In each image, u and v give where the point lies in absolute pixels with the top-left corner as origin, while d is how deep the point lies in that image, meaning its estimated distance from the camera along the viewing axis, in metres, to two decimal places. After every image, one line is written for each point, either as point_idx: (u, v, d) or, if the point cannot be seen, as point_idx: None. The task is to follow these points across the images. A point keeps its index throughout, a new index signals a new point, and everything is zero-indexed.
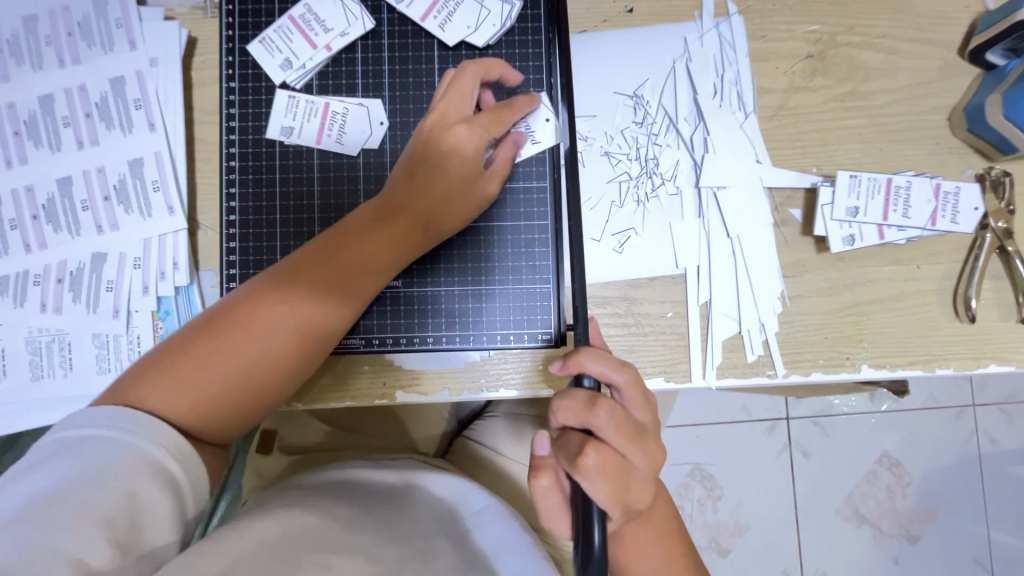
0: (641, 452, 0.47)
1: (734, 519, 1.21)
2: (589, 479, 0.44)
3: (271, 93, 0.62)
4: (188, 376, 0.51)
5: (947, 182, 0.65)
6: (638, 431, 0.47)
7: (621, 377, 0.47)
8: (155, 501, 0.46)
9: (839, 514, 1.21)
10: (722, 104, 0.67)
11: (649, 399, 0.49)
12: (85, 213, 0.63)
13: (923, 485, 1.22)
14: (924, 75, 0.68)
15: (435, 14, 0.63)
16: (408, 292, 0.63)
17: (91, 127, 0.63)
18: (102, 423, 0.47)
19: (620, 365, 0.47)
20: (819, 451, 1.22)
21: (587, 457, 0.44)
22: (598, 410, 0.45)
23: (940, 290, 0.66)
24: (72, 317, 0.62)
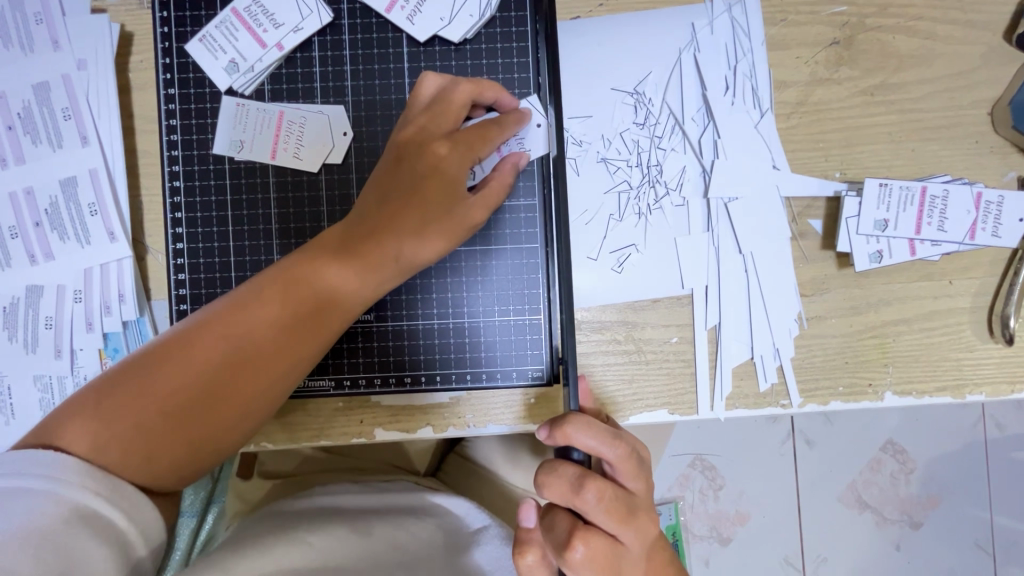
0: (634, 531, 0.43)
1: (735, 507, 1.18)
2: (575, 567, 0.42)
3: (216, 101, 0.55)
4: (122, 417, 0.45)
5: (989, 190, 0.58)
6: (633, 508, 0.43)
7: (613, 453, 0.42)
8: (96, 558, 0.41)
9: (840, 500, 1.18)
10: (735, 100, 0.59)
11: (643, 469, 0.44)
12: (15, 242, 0.55)
13: (927, 470, 1.19)
14: (965, 63, 0.59)
15: (403, 4, 0.54)
16: (382, 327, 0.57)
17: (15, 142, 0.55)
18: (35, 471, 0.41)
19: (611, 437, 0.43)
20: (822, 440, 1.18)
21: (574, 550, 0.41)
22: (586, 493, 0.41)
23: (974, 308, 0.59)
24: (10, 358, 0.56)
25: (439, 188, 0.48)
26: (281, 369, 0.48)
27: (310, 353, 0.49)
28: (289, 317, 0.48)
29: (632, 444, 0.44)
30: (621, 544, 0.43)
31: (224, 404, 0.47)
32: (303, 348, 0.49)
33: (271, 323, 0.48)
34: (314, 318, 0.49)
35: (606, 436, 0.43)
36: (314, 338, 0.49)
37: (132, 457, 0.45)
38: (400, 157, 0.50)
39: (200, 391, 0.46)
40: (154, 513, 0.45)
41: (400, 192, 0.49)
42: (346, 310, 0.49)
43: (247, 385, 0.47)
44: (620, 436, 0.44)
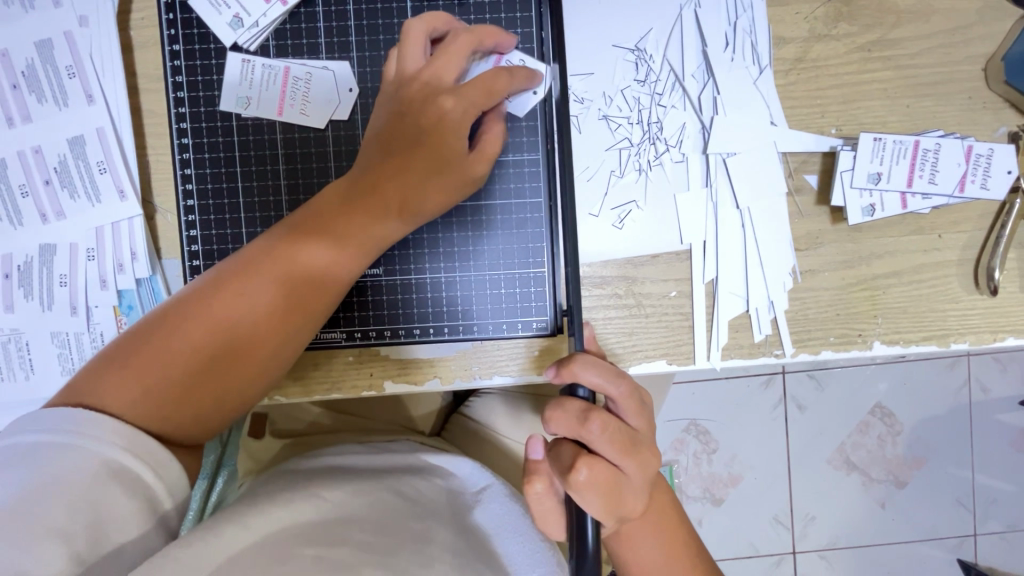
0: (633, 461, 0.46)
1: (728, 469, 1.22)
2: (581, 494, 0.43)
3: (221, 57, 0.55)
4: (146, 373, 0.47)
5: (980, 144, 0.59)
6: (636, 442, 0.46)
7: (617, 390, 0.45)
8: (125, 509, 0.43)
9: (829, 463, 1.23)
10: (734, 57, 0.60)
11: (643, 408, 0.47)
12: (26, 201, 0.56)
13: (912, 432, 1.23)
14: (961, 18, 0.60)
15: None
16: (391, 281, 0.59)
17: (20, 101, 0.56)
18: (63, 427, 0.44)
19: (616, 377, 0.45)
20: (814, 403, 1.22)
21: (579, 472, 0.43)
22: (591, 424, 0.44)
23: (961, 260, 0.61)
24: (27, 315, 0.57)
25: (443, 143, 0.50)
26: (295, 324, 0.50)
27: (322, 306, 0.51)
28: (298, 274, 0.50)
29: (635, 386, 0.47)
30: (622, 472, 0.45)
31: (242, 358, 0.49)
32: (314, 302, 0.51)
33: (280, 281, 0.49)
34: (322, 275, 0.50)
35: (612, 375, 0.46)
36: (324, 293, 0.51)
37: (159, 411, 0.47)
38: (400, 112, 0.51)
39: (218, 347, 0.48)
40: (177, 467, 0.47)
41: (402, 147, 0.50)
42: (353, 266, 0.51)
43: (263, 339, 0.50)
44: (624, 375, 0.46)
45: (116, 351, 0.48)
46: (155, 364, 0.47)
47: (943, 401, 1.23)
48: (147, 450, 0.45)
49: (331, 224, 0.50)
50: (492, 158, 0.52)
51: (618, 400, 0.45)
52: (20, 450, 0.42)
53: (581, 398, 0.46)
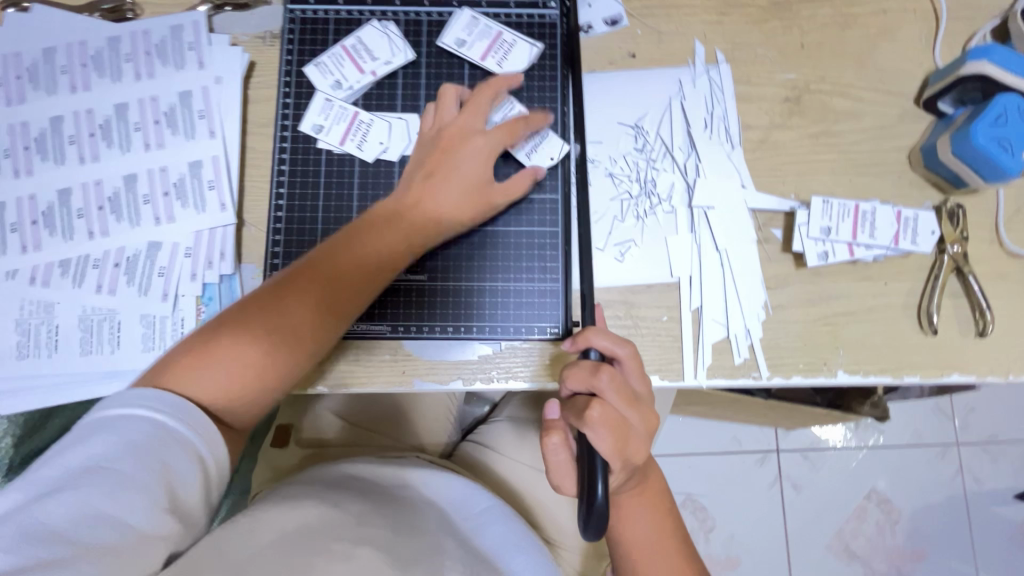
0: (640, 414, 0.50)
1: (727, 552, 1.34)
2: (595, 434, 0.48)
3: (310, 97, 0.71)
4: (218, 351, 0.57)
5: (907, 209, 0.73)
6: (639, 398, 0.51)
7: (623, 352, 0.51)
8: (189, 483, 0.51)
9: (830, 549, 1.35)
10: (712, 136, 0.77)
11: (644, 373, 0.53)
12: (146, 207, 0.70)
13: (910, 523, 1.36)
14: (886, 119, 0.78)
15: (494, 54, 0.73)
16: (433, 285, 0.70)
17: (158, 132, 0.72)
18: (163, 407, 0.52)
19: (621, 341, 0.52)
20: (808, 485, 1.37)
21: (593, 411, 0.48)
22: (603, 376, 0.49)
23: (906, 305, 0.74)
24: (126, 299, 0.69)
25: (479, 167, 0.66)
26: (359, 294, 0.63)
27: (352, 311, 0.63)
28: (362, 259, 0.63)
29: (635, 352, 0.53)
30: (631, 421, 0.50)
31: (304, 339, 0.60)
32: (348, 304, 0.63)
33: (330, 296, 0.62)
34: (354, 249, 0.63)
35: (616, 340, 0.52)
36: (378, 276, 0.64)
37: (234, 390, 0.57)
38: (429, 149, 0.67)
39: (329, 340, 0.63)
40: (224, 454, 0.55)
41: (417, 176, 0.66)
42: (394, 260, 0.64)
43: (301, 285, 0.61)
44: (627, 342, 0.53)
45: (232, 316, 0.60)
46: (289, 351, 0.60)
47: (940, 492, 1.38)
48: (197, 423, 0.54)
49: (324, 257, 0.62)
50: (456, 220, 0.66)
51: (625, 358, 0.50)
52: (122, 425, 0.50)
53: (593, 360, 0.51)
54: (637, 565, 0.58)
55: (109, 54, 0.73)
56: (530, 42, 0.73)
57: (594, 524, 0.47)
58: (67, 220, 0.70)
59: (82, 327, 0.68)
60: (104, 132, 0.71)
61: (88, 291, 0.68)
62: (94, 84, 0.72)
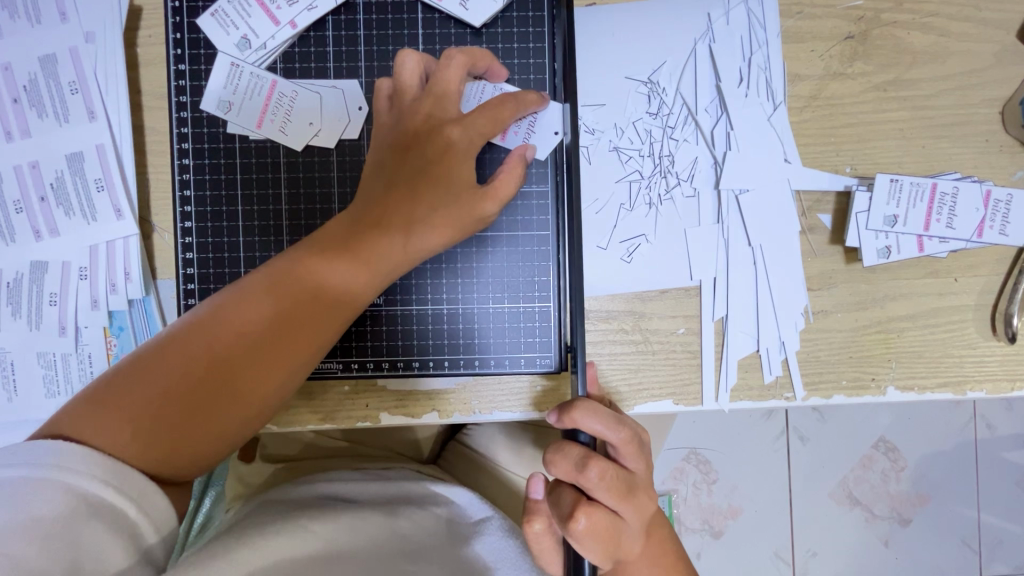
0: (634, 507, 0.42)
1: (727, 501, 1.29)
2: (579, 542, 0.40)
3: (211, 61, 0.54)
4: (134, 409, 0.45)
5: (998, 188, 0.58)
6: (634, 485, 0.42)
7: (618, 436, 0.41)
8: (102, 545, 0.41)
9: (832, 496, 1.29)
10: (749, 92, 0.59)
11: (645, 450, 0.43)
12: (19, 216, 0.55)
13: (916, 469, 1.29)
14: (978, 61, 0.59)
15: None
16: (392, 310, 0.57)
17: (20, 115, 0.54)
18: (45, 460, 0.41)
19: (615, 420, 0.41)
20: (815, 435, 1.29)
21: (579, 521, 0.40)
22: (590, 472, 0.40)
23: (978, 306, 0.60)
24: (14, 334, 0.55)
25: (462, 173, 0.49)
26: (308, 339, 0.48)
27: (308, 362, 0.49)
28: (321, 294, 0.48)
29: (634, 427, 0.43)
30: (623, 519, 0.41)
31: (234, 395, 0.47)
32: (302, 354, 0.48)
33: (273, 343, 0.47)
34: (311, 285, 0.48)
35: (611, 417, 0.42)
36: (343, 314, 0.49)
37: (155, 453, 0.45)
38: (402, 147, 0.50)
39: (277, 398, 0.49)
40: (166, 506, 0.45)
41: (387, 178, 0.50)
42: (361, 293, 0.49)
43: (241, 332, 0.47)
44: (624, 418, 0.42)
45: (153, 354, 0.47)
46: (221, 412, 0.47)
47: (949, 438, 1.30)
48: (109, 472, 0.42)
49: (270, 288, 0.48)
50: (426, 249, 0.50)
51: (618, 448, 0.40)
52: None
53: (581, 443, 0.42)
54: None
55: None
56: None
57: None
58: None
59: None
60: None
61: None
62: None
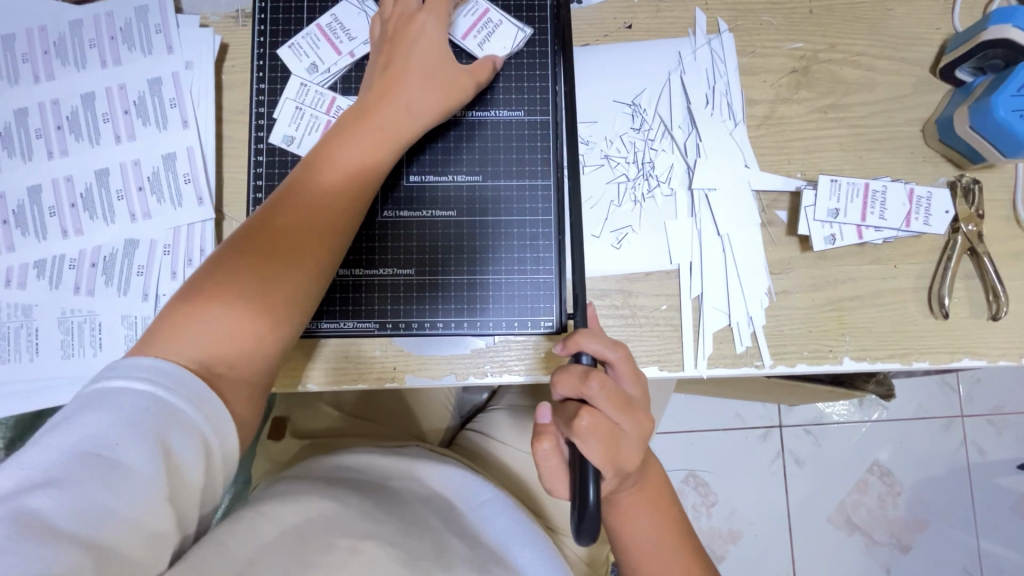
0: (632, 420, 0.48)
1: (728, 526, 1.35)
2: (583, 440, 0.46)
3: (285, 82, 0.68)
4: (177, 336, 0.50)
5: (920, 188, 0.70)
6: (632, 402, 0.49)
7: (615, 355, 0.50)
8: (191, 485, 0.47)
9: (831, 522, 1.35)
10: (714, 113, 0.72)
11: (639, 377, 0.51)
12: (120, 203, 0.67)
13: (912, 495, 1.36)
14: (900, 90, 0.73)
15: (476, 33, 0.68)
16: (421, 279, 0.67)
17: (129, 123, 0.68)
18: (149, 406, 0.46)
19: (612, 343, 0.50)
20: (811, 460, 1.37)
21: (581, 417, 0.46)
22: (592, 381, 0.47)
23: (916, 288, 0.71)
24: (105, 299, 0.66)
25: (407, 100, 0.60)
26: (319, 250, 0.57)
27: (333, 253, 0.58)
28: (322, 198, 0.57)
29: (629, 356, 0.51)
30: (622, 427, 0.47)
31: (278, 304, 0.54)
32: (325, 242, 0.57)
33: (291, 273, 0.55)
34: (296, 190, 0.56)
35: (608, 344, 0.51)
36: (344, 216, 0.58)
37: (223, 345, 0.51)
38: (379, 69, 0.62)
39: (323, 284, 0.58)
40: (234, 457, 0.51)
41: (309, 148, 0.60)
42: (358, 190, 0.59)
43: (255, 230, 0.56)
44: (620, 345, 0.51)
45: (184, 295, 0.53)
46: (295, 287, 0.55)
47: (942, 464, 1.37)
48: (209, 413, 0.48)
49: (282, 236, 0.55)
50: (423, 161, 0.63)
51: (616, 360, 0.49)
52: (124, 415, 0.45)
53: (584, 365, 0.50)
54: (640, 565, 0.57)
55: (72, 39, 0.69)
56: (518, 27, 0.68)
57: (587, 532, 0.45)
58: (39, 219, 0.67)
59: (63, 329, 0.66)
60: (71, 124, 0.68)
61: (66, 293, 0.66)
62: (58, 72, 0.68)
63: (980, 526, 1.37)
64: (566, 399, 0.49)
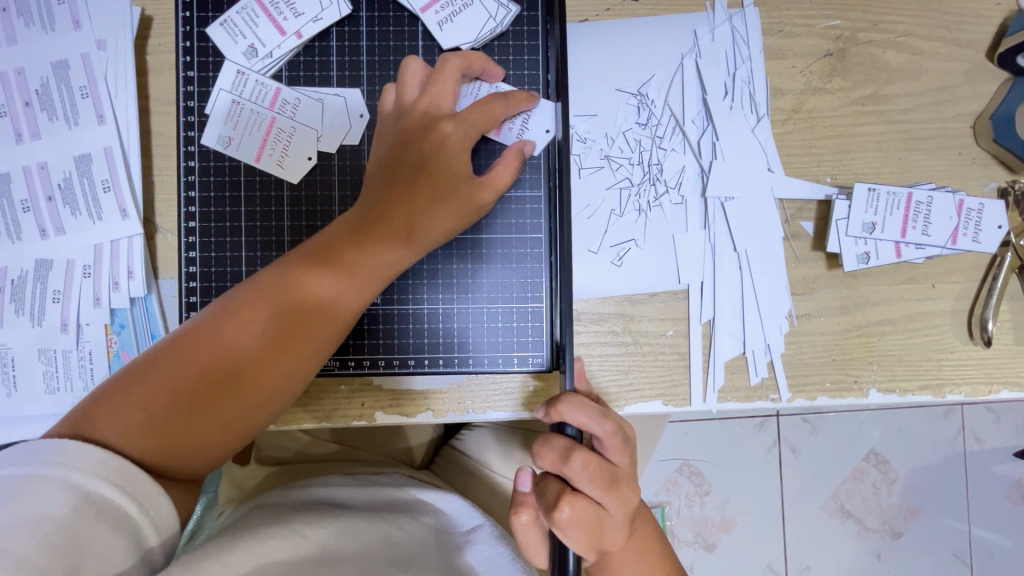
0: (618, 501, 0.42)
1: (721, 514, 1.31)
2: (564, 531, 0.40)
3: (220, 69, 0.56)
4: (138, 401, 0.46)
5: (970, 199, 0.61)
6: (620, 480, 0.42)
7: (602, 427, 0.42)
8: (104, 542, 0.41)
9: (825, 509, 1.31)
10: (733, 105, 0.62)
11: (630, 445, 0.44)
12: (26, 215, 0.56)
13: (907, 484, 1.32)
14: (949, 78, 0.62)
15: (438, 8, 0.56)
16: (388, 309, 0.58)
17: (32, 118, 0.56)
18: (49, 459, 0.42)
19: (601, 412, 0.42)
20: (807, 447, 1.32)
21: (561, 510, 0.39)
22: (574, 462, 0.40)
23: (955, 311, 0.62)
24: (16, 331, 0.56)
25: (430, 165, 0.50)
26: (306, 342, 0.50)
27: (309, 364, 0.51)
28: (311, 301, 0.50)
29: (620, 422, 0.43)
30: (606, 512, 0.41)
31: (249, 392, 0.49)
32: (311, 327, 0.50)
33: (263, 352, 0.49)
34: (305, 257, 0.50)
35: (597, 410, 0.42)
36: (333, 322, 0.50)
37: (166, 442, 0.46)
38: (401, 145, 0.52)
39: (297, 385, 0.51)
40: (167, 504, 0.45)
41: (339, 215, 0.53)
42: (346, 310, 0.50)
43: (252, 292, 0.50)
44: (610, 411, 0.43)
45: (161, 356, 0.48)
46: (256, 398, 0.49)
47: (940, 452, 1.33)
48: (132, 482, 0.44)
49: (274, 299, 0.49)
50: (446, 234, 0.52)
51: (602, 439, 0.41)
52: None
53: (569, 436, 0.42)
54: None
55: None
56: (501, 2, 0.57)
57: None
58: None
59: None
60: None
61: None
62: None
63: (972, 512, 1.33)
64: (547, 473, 0.43)
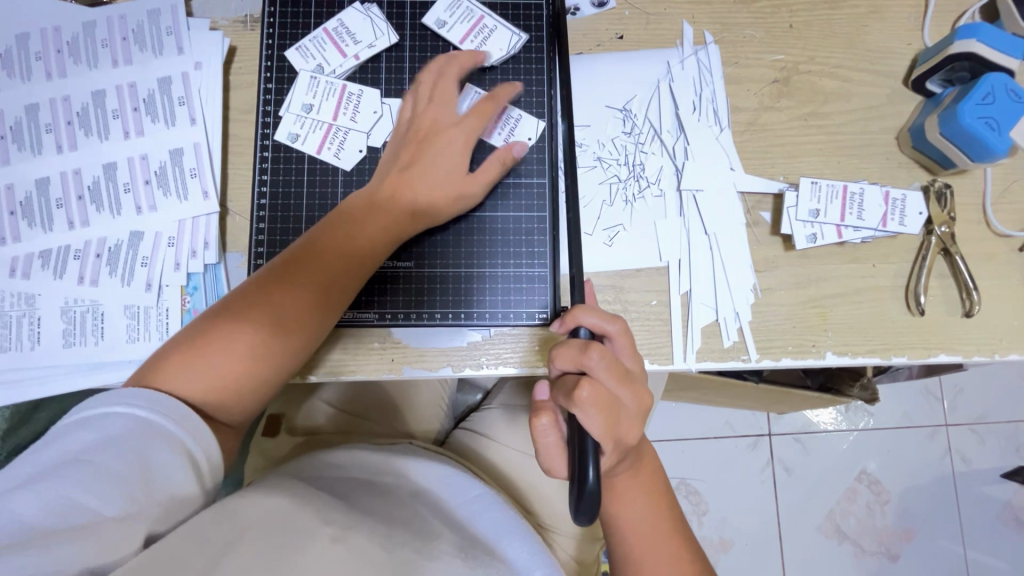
0: (629, 393, 0.50)
1: (719, 535, 1.35)
2: (583, 410, 0.48)
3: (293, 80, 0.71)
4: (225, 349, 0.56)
5: (895, 190, 0.74)
6: (630, 376, 0.51)
7: (613, 327, 0.53)
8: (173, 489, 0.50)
9: (821, 530, 1.36)
10: (700, 119, 0.76)
11: (637, 353, 0.55)
12: (127, 195, 0.69)
13: (900, 504, 1.38)
14: (874, 100, 0.77)
15: (472, 39, 0.72)
16: (419, 271, 0.69)
17: (138, 120, 0.70)
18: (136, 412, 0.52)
19: (611, 317, 0.53)
20: (800, 466, 1.38)
21: (581, 389, 0.48)
22: (592, 354, 0.49)
23: (893, 286, 0.74)
24: (108, 289, 0.67)
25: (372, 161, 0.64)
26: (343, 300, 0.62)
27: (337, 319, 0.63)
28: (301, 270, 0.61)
29: (627, 330, 0.54)
30: (619, 398, 0.50)
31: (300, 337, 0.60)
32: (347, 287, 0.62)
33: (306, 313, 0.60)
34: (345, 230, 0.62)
35: (607, 317, 0.54)
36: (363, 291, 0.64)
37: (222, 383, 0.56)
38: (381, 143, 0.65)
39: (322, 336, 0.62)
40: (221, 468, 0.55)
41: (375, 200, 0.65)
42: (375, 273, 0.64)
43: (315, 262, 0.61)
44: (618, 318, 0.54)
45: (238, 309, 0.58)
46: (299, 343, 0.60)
47: (929, 472, 1.39)
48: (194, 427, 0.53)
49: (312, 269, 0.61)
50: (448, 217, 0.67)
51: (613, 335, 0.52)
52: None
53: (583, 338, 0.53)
54: (632, 548, 0.58)
55: (85, 38, 0.71)
56: (515, 32, 0.72)
57: (586, 512, 0.46)
58: (46, 210, 0.68)
59: (65, 318, 0.67)
60: (81, 120, 0.70)
61: (69, 282, 0.67)
62: (70, 70, 0.71)
63: (966, 534, 1.38)
64: (566, 372, 0.52)
